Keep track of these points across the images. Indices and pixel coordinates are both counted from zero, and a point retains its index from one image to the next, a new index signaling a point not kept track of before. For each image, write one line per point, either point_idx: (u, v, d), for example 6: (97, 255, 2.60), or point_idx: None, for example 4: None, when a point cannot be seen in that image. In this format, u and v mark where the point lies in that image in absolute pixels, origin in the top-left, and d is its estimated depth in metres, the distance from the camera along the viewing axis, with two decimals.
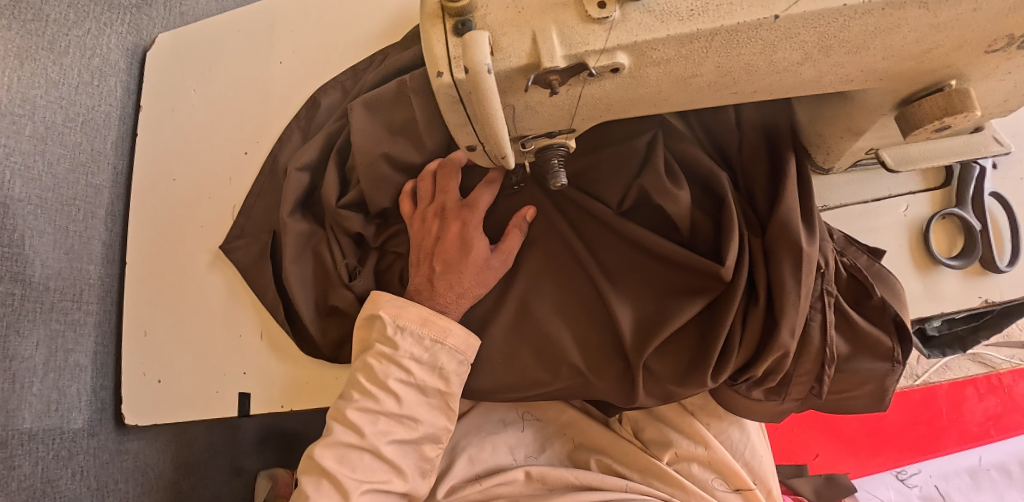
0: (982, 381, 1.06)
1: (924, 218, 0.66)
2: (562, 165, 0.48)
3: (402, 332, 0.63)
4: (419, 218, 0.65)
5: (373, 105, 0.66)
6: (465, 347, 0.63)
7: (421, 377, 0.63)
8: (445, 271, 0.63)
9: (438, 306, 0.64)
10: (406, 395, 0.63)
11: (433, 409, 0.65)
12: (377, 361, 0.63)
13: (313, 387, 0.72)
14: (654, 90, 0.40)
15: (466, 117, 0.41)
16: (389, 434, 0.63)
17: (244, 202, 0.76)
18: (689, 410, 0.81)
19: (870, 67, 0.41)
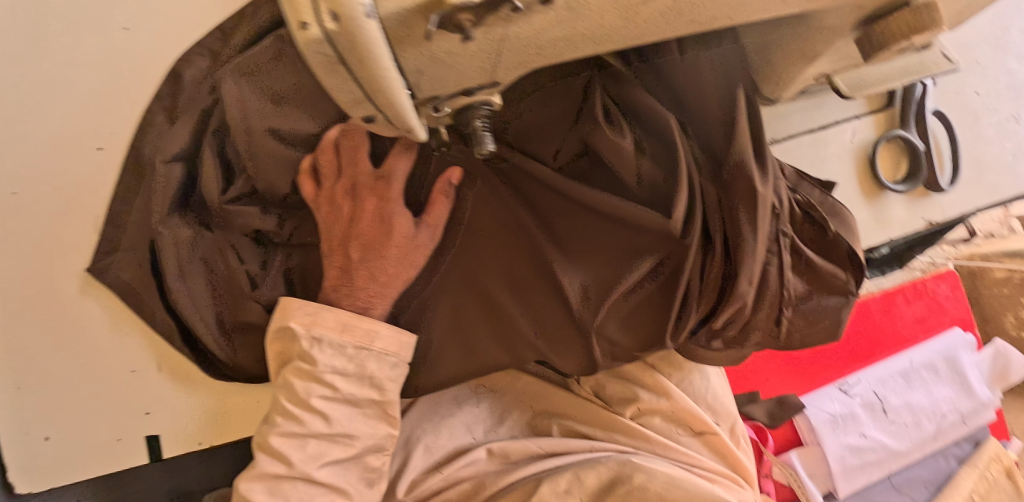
0: (909, 288, 1.14)
1: (870, 142, 0.64)
2: (487, 127, 0.39)
3: (320, 343, 0.56)
4: (326, 199, 0.55)
5: (244, 71, 0.53)
6: (398, 346, 0.58)
7: (348, 390, 0.57)
8: (364, 260, 0.55)
9: (360, 300, 0.56)
10: (336, 411, 0.57)
11: (371, 420, 0.60)
12: (297, 379, 0.56)
13: (231, 417, 0.69)
14: (597, 25, 0.32)
15: (353, 83, 0.31)
16: (324, 456, 0.57)
17: (106, 206, 0.62)
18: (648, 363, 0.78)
19: None
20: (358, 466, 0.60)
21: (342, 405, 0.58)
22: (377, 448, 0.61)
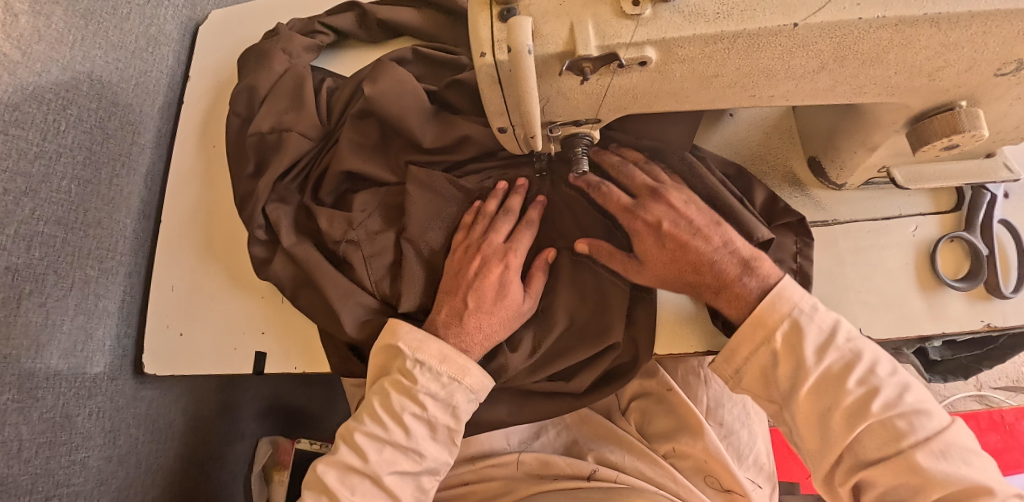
0: (985, 417, 1.17)
1: (933, 239, 0.66)
2: (585, 153, 0.51)
3: (421, 366, 0.63)
4: (459, 250, 0.66)
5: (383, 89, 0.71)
6: (479, 387, 0.63)
7: (432, 413, 0.63)
8: (477, 308, 0.64)
9: (462, 345, 0.63)
10: (417, 430, 0.63)
11: (440, 444, 0.64)
12: (395, 391, 0.63)
13: (298, 339, 0.73)
14: (678, 86, 0.43)
15: (502, 97, 0.44)
16: (392, 464, 0.63)
17: None
18: (698, 407, 0.83)
19: (883, 80, 0.44)
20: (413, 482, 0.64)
21: (421, 426, 0.63)
22: (433, 473, 0.65)
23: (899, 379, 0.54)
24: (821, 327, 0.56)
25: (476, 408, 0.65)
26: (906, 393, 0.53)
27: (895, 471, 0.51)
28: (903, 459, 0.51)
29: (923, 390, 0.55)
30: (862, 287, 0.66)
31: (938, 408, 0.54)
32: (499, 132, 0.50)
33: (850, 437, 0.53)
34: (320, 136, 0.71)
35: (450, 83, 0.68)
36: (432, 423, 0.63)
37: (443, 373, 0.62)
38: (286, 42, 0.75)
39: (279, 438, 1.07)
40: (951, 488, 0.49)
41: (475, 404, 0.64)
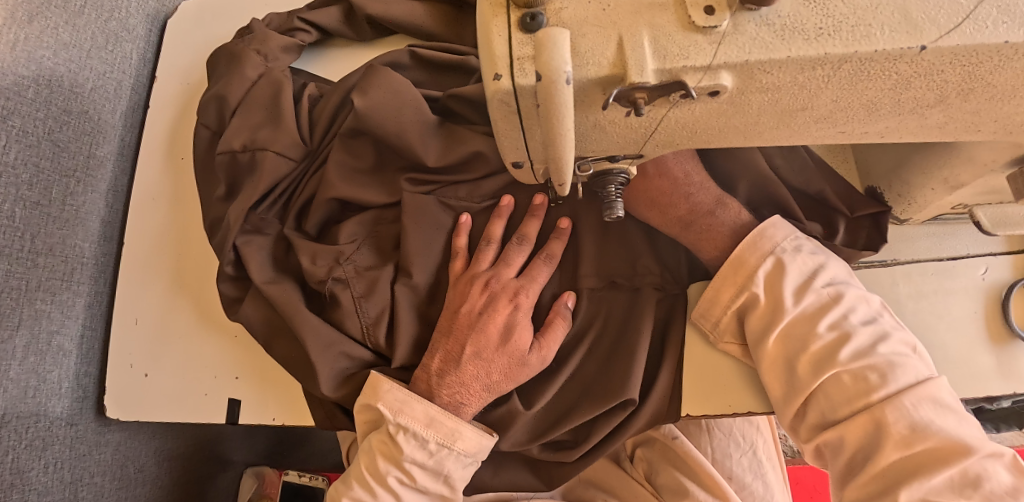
0: None
1: (1005, 284, 0.57)
2: (619, 194, 0.41)
3: (405, 433, 0.54)
4: (463, 283, 0.57)
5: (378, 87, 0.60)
6: (476, 449, 0.54)
7: (422, 481, 0.54)
8: (475, 355, 0.55)
9: (456, 399, 0.54)
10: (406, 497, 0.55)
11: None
12: (380, 454, 0.55)
13: (278, 386, 0.65)
14: (751, 120, 0.34)
15: (520, 130, 0.34)
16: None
17: None
18: (704, 458, 0.74)
19: (1009, 118, 0.35)
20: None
21: (412, 491, 0.55)
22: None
23: (875, 328, 0.48)
24: (801, 268, 0.50)
25: (473, 471, 0.56)
26: (881, 343, 0.47)
27: (859, 427, 0.45)
28: (870, 412, 0.44)
29: (908, 344, 0.48)
30: (925, 340, 0.56)
31: (920, 361, 0.47)
32: (513, 168, 0.39)
33: (817, 382, 0.47)
34: (304, 155, 0.61)
35: (450, 95, 0.58)
36: (426, 490, 0.55)
37: (431, 440, 0.53)
38: (261, 42, 0.65)
39: (265, 470, 0.99)
40: (916, 447, 0.43)
41: (472, 469, 0.56)
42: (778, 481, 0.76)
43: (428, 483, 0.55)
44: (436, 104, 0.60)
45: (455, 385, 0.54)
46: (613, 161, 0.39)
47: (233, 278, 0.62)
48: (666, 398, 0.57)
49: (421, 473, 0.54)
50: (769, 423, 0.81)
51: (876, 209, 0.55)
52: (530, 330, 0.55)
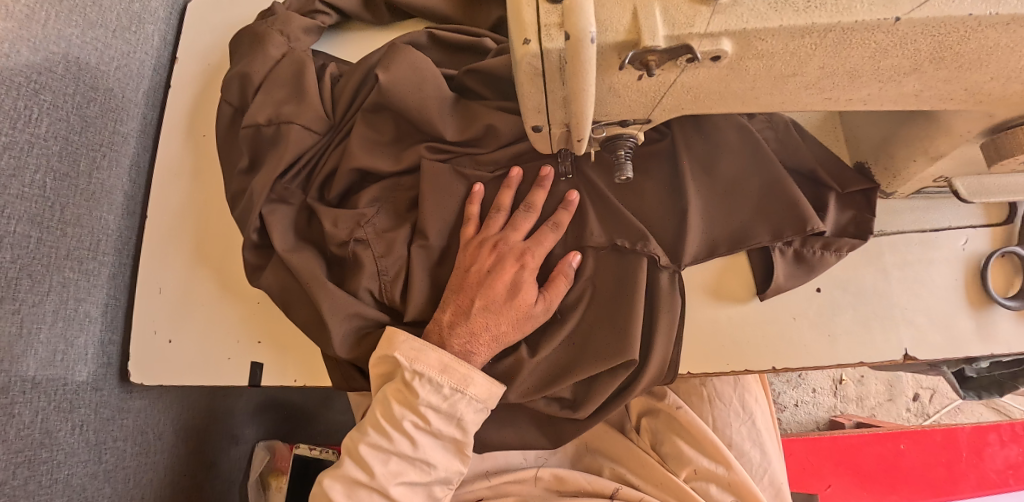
0: (1006, 427, 0.99)
1: (985, 254, 0.59)
2: (629, 157, 0.45)
3: (420, 378, 0.57)
4: (475, 244, 0.60)
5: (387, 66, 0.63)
6: (487, 395, 0.58)
7: (437, 425, 0.58)
8: (484, 308, 0.58)
9: (467, 350, 0.58)
10: (422, 439, 0.59)
11: (446, 452, 0.60)
12: (396, 401, 0.59)
13: (298, 351, 0.68)
14: (748, 85, 0.38)
15: (543, 91, 0.38)
16: (400, 475, 0.59)
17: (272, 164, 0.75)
18: (706, 426, 0.78)
19: (974, 86, 0.39)
20: (423, 491, 0.60)
21: (426, 435, 0.59)
22: (445, 482, 0.61)
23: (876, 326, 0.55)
24: None
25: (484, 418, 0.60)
26: None
27: None
28: None
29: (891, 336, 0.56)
30: (911, 306, 0.59)
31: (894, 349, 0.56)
32: (533, 131, 0.43)
33: None
34: (328, 128, 0.64)
35: (466, 72, 0.62)
36: (438, 433, 0.59)
37: (444, 384, 0.57)
38: (283, 22, 0.68)
39: (276, 443, 1.03)
40: None
41: (483, 415, 0.59)
42: (774, 448, 0.80)
43: (440, 430, 0.59)
44: (453, 82, 0.65)
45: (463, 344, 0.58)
46: (623, 126, 0.43)
47: (256, 245, 0.65)
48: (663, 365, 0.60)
49: (435, 419, 0.58)
50: (765, 392, 0.84)
51: (865, 185, 0.58)
52: (535, 285, 0.58)
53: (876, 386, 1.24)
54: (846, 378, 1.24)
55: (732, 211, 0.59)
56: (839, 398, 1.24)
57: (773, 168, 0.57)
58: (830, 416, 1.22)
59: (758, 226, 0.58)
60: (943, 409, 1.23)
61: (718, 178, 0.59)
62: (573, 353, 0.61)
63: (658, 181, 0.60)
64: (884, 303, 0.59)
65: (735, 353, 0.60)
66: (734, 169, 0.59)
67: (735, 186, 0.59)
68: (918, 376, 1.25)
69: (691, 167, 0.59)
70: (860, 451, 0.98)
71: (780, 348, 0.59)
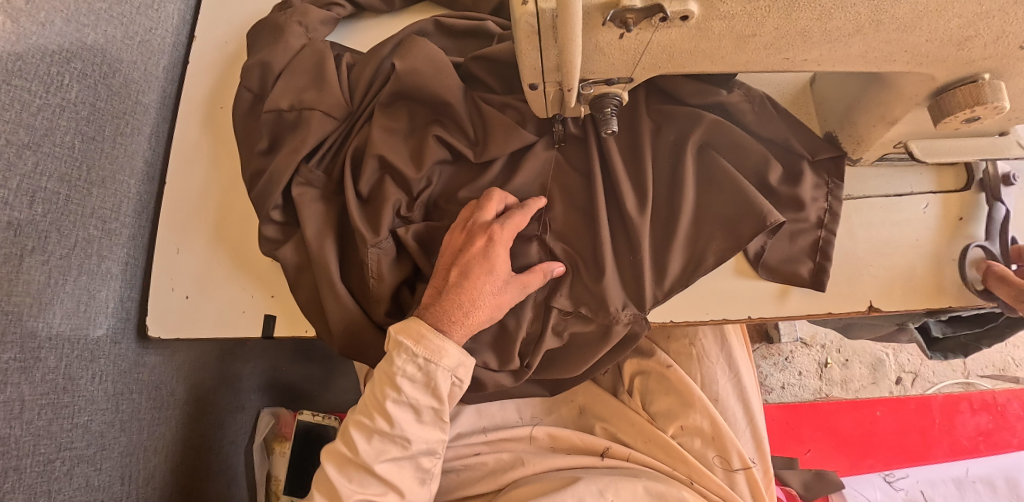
0: (976, 396, 1.05)
1: (942, 218, 0.64)
2: (614, 115, 0.50)
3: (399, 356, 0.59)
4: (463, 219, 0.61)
5: (398, 41, 0.68)
6: (458, 367, 0.59)
7: (413, 396, 0.60)
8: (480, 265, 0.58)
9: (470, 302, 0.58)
10: (401, 417, 0.60)
11: (427, 425, 0.62)
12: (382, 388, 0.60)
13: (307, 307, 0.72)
14: (715, 45, 0.43)
15: (538, 49, 0.43)
16: (383, 452, 0.62)
17: (250, 136, 0.73)
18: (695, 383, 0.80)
19: (913, 48, 0.45)
20: (410, 463, 0.64)
21: (405, 408, 0.61)
22: (430, 452, 0.64)
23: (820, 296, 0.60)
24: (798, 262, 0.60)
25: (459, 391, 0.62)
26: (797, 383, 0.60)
27: None
28: None
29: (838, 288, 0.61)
30: (873, 262, 0.64)
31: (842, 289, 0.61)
32: (529, 89, 0.49)
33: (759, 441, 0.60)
34: (346, 116, 0.67)
35: (473, 58, 0.67)
36: (417, 406, 0.61)
37: (418, 356, 0.58)
38: (302, 14, 0.73)
39: (281, 410, 1.09)
40: None
41: (459, 389, 0.61)
42: (758, 407, 0.81)
43: (439, 334, 0.58)
44: (460, 69, 0.69)
45: (466, 293, 0.58)
46: (609, 85, 0.49)
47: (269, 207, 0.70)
48: (659, 315, 0.64)
49: (433, 326, 0.59)
50: (748, 350, 0.85)
51: (833, 152, 0.63)
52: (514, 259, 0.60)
53: (860, 369, 1.29)
54: (830, 360, 1.30)
55: (676, 163, 0.62)
56: (824, 380, 1.29)
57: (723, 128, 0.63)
58: (815, 397, 1.27)
59: (711, 180, 0.62)
60: (923, 390, 1.28)
61: (676, 139, 0.63)
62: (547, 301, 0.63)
63: (628, 143, 0.65)
64: (853, 260, 0.64)
65: (717, 305, 0.63)
66: (689, 128, 0.63)
67: (686, 141, 0.62)
68: (900, 360, 1.30)
69: (650, 129, 0.64)
70: (837, 419, 1.04)
71: (759, 302, 0.63)
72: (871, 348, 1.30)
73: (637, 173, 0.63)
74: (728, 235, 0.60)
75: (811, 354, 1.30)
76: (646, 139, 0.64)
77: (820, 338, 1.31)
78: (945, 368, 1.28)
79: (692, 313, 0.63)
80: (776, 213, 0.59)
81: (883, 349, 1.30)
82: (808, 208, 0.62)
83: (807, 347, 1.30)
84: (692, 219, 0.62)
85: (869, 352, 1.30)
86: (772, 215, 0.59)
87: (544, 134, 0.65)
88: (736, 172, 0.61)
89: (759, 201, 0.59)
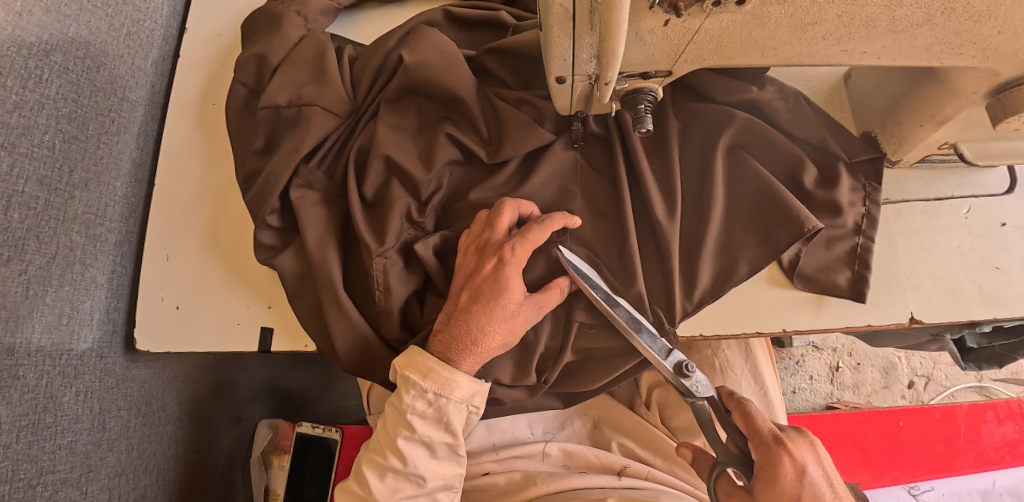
0: (1003, 406, 1.01)
1: (987, 223, 0.60)
2: (649, 112, 0.45)
3: (409, 390, 0.55)
4: (477, 239, 0.56)
5: (405, 32, 0.64)
6: (471, 395, 0.56)
7: (426, 433, 0.56)
8: (490, 291, 0.53)
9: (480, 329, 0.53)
10: (415, 454, 0.57)
11: (442, 461, 0.59)
12: (395, 426, 0.57)
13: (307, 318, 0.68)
14: (769, 34, 0.39)
15: (571, 38, 0.38)
16: (398, 491, 0.58)
17: (244, 135, 0.68)
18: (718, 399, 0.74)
19: (983, 40, 0.41)
20: None
21: (418, 444, 0.57)
22: (446, 488, 0.60)
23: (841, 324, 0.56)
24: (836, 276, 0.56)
25: (473, 418, 0.58)
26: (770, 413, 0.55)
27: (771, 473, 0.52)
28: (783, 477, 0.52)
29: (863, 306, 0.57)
30: (916, 270, 0.59)
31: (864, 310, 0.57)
32: (557, 84, 0.44)
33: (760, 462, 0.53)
34: (349, 113, 0.62)
35: (486, 51, 0.62)
36: (430, 443, 0.57)
37: (428, 390, 0.55)
38: (300, 3, 0.68)
39: (279, 422, 1.02)
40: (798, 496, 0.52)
41: (472, 416, 0.58)
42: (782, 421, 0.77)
43: (447, 367, 0.54)
44: (471, 63, 0.64)
45: (476, 320, 0.53)
46: (645, 78, 0.44)
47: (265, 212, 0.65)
48: (689, 329, 0.59)
49: (439, 357, 0.54)
50: (771, 358, 0.80)
51: (872, 153, 0.58)
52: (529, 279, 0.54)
53: (872, 373, 1.26)
54: (841, 365, 1.26)
55: (705, 165, 0.58)
56: (836, 384, 1.25)
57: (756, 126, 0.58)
58: (827, 403, 1.23)
59: (741, 183, 0.58)
60: (937, 395, 1.24)
61: (705, 140, 0.59)
62: (568, 313, 0.58)
63: (652, 142, 0.60)
64: (894, 268, 0.59)
65: (750, 317, 0.58)
66: (719, 127, 0.58)
67: (716, 142, 0.58)
68: (913, 364, 1.26)
69: (677, 128, 0.60)
70: (862, 429, 0.99)
71: (795, 313, 0.58)
72: (883, 352, 1.27)
73: (664, 175, 0.59)
74: (762, 242, 0.56)
75: (822, 358, 1.26)
76: (673, 140, 0.59)
77: (831, 341, 1.27)
78: (958, 372, 1.24)
79: (725, 324, 0.58)
80: (815, 219, 0.55)
81: (896, 353, 1.26)
82: (847, 213, 0.58)
83: (818, 350, 1.26)
84: (723, 224, 0.58)
85: (882, 356, 1.26)
86: (810, 222, 0.55)
87: (562, 132, 0.61)
88: (770, 175, 0.57)
89: (796, 206, 0.55)
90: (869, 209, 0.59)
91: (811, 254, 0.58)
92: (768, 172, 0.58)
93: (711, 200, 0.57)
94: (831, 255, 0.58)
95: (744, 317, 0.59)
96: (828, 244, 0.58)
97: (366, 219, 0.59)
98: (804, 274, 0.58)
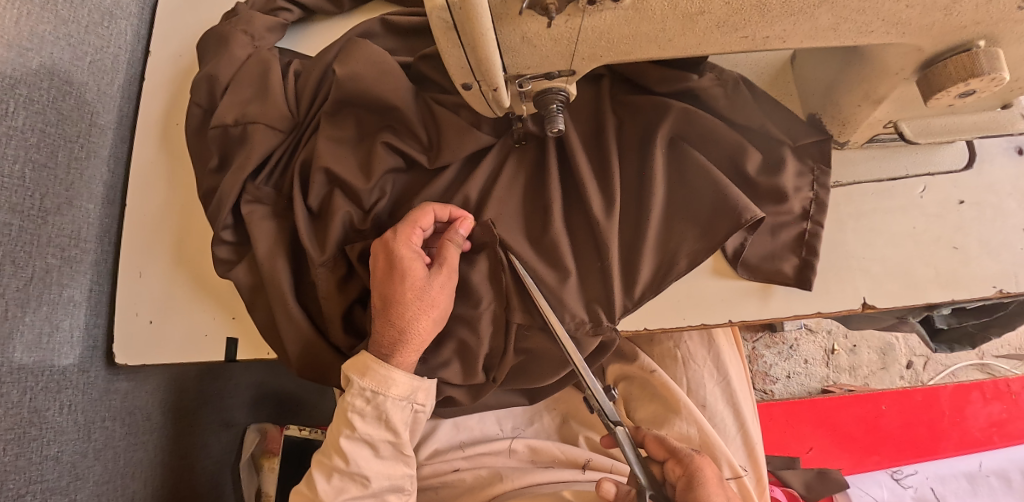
0: (988, 385, 0.98)
1: (943, 201, 0.58)
2: (561, 111, 0.45)
3: (350, 391, 0.57)
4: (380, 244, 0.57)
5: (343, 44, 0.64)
6: (409, 392, 0.57)
7: (368, 432, 0.58)
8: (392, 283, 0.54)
9: (398, 323, 0.54)
10: (357, 453, 0.58)
11: (387, 460, 0.60)
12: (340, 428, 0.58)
13: None
14: (659, 27, 0.38)
15: (459, 46, 0.38)
16: (343, 491, 0.59)
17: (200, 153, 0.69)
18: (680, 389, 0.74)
19: (891, 16, 0.39)
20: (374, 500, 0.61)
21: (361, 444, 0.58)
22: (394, 489, 0.61)
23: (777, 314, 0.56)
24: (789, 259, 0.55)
25: (415, 417, 0.59)
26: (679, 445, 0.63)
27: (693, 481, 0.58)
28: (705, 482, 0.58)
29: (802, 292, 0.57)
30: (866, 254, 0.57)
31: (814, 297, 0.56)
32: (463, 90, 0.44)
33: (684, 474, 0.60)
34: (293, 127, 0.64)
35: (422, 58, 0.63)
36: (373, 442, 0.58)
37: (365, 388, 0.56)
38: (246, 22, 0.69)
39: (267, 427, 1.07)
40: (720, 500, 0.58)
41: (414, 415, 0.59)
42: (749, 410, 0.75)
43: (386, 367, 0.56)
44: (410, 70, 0.65)
45: (395, 315, 0.54)
46: (551, 79, 0.44)
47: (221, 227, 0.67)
48: (634, 324, 0.58)
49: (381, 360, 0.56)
50: (738, 350, 0.80)
51: (816, 137, 0.57)
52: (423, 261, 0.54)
53: (869, 355, 1.23)
54: (836, 347, 1.23)
55: (644, 159, 0.58)
56: (830, 367, 1.22)
57: (692, 115, 0.57)
58: (822, 386, 1.20)
59: (681, 175, 0.57)
60: (936, 375, 1.21)
61: (640, 135, 0.58)
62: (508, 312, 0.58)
63: (588, 139, 0.60)
64: (845, 253, 0.58)
65: (696, 310, 0.58)
66: (655, 120, 0.58)
67: (652, 135, 0.57)
68: (911, 343, 1.22)
69: (614, 122, 0.60)
70: (840, 414, 0.97)
71: (743, 303, 0.58)
72: (879, 333, 1.23)
73: (601, 171, 0.58)
74: (701, 234, 0.56)
75: (816, 341, 1.23)
76: (610, 135, 0.59)
77: (825, 324, 1.24)
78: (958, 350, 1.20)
79: (669, 317, 0.58)
80: (755, 208, 0.54)
81: (893, 334, 1.23)
82: (792, 199, 0.57)
83: (811, 333, 1.23)
84: (662, 218, 0.57)
85: (878, 337, 1.23)
86: (750, 210, 0.54)
87: (502, 134, 0.61)
88: (708, 165, 0.56)
89: (734, 195, 0.54)
90: (815, 193, 0.57)
91: (755, 243, 0.57)
92: (707, 161, 0.58)
93: (647, 193, 0.57)
94: (776, 243, 0.57)
95: (691, 308, 0.58)
96: (772, 231, 0.57)
97: (311, 230, 0.60)
98: (748, 263, 0.57)
